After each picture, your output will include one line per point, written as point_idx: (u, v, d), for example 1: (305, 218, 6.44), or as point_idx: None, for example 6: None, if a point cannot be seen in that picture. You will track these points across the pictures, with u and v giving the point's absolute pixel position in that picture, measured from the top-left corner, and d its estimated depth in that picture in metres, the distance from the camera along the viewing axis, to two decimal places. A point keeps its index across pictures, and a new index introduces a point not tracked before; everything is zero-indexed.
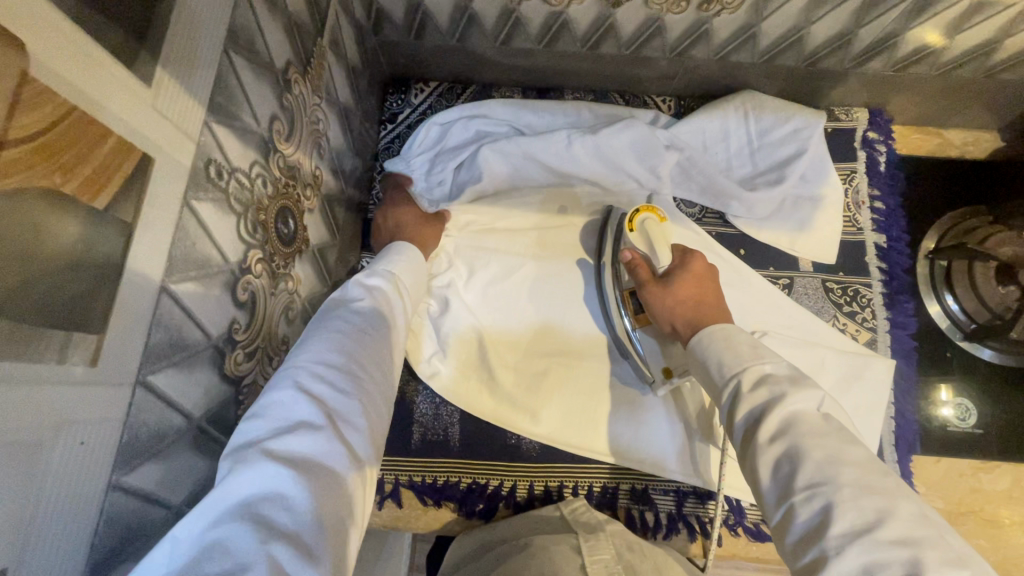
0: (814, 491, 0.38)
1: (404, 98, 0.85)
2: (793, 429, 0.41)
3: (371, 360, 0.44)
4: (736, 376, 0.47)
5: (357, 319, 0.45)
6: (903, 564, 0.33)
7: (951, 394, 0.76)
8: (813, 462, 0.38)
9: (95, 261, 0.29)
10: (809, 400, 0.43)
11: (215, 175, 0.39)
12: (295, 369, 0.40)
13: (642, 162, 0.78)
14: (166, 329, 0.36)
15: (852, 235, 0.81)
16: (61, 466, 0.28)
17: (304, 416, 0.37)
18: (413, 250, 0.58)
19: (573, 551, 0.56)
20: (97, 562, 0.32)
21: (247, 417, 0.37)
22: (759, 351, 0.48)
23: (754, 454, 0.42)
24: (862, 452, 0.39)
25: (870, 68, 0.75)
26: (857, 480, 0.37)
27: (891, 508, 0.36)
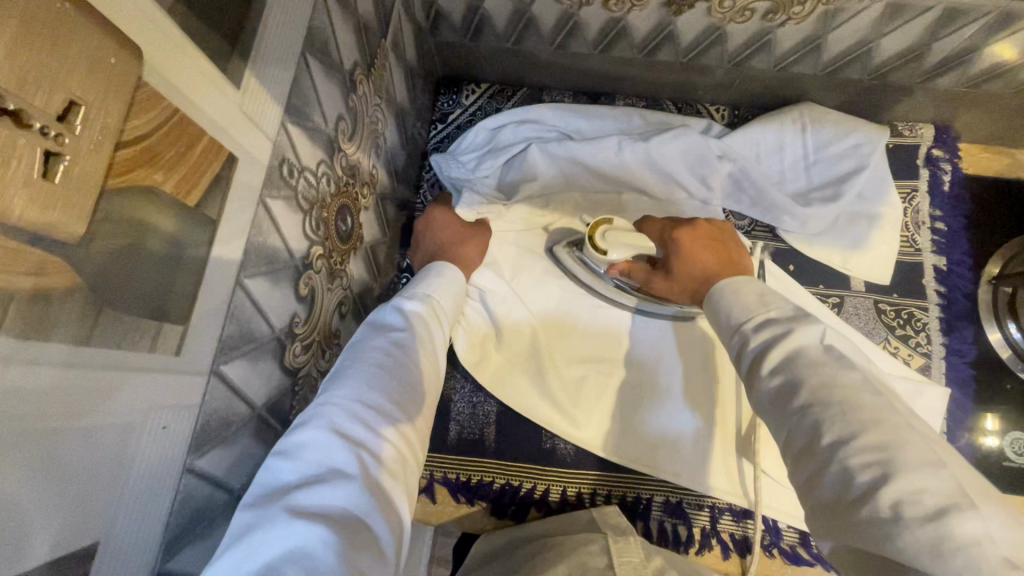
0: (805, 411, 0.36)
1: (455, 99, 0.86)
2: (794, 363, 0.39)
3: (409, 396, 0.43)
4: (740, 327, 0.45)
5: (395, 351, 0.44)
6: (882, 465, 0.32)
7: (997, 424, 0.72)
8: (808, 386, 0.37)
9: (186, 254, 0.31)
10: (811, 334, 0.40)
11: (288, 173, 0.41)
12: (330, 408, 0.39)
13: (693, 171, 0.77)
14: (238, 321, 0.37)
15: (910, 256, 0.78)
16: (148, 448, 0.30)
17: (338, 461, 0.36)
18: (454, 274, 0.57)
19: (600, 549, 0.55)
20: (169, 543, 0.33)
21: (280, 460, 0.36)
22: (766, 299, 0.46)
23: (757, 386, 0.41)
24: (858, 374, 0.37)
25: (940, 84, 0.72)
26: (847, 397, 0.35)
27: (878, 420, 0.34)
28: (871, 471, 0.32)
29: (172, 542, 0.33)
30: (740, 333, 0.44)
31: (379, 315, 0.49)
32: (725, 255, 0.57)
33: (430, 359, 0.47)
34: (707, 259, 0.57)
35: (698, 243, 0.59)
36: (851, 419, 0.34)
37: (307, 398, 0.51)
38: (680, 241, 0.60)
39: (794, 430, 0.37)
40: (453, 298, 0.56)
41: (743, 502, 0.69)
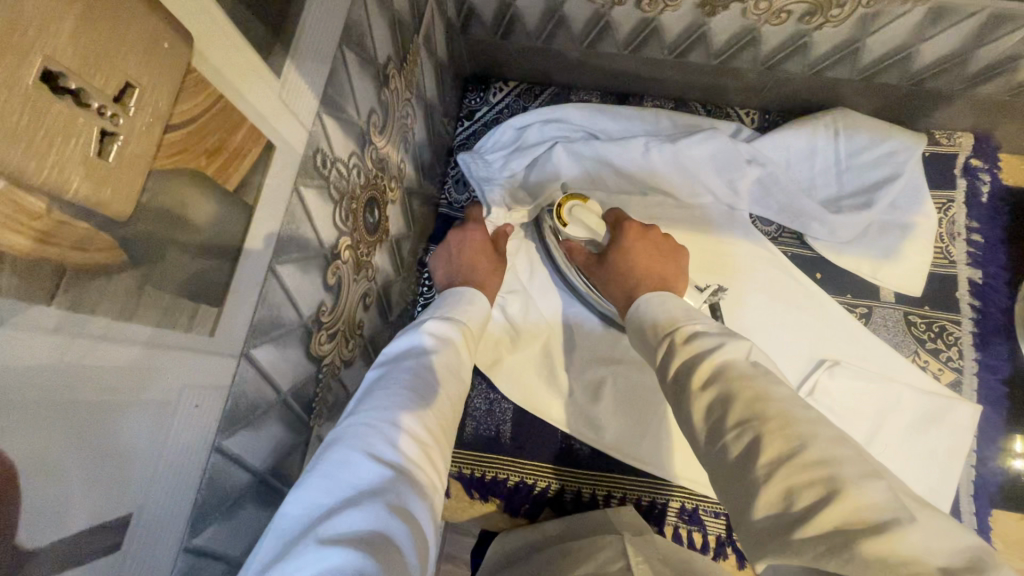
0: (743, 428, 0.35)
1: (483, 96, 0.86)
2: (728, 372, 0.39)
3: (435, 420, 0.44)
4: (667, 336, 0.48)
5: (422, 376, 0.46)
6: (824, 483, 0.30)
7: None
8: (742, 401, 0.37)
9: (222, 237, 0.31)
10: (738, 346, 0.42)
11: (321, 163, 0.42)
12: (359, 429, 0.39)
13: (721, 175, 0.77)
14: (269, 307, 0.38)
15: (943, 268, 0.76)
16: (181, 425, 0.30)
17: (369, 482, 0.35)
18: (479, 299, 0.59)
19: (619, 552, 0.55)
20: (195, 520, 0.34)
21: (312, 482, 0.36)
22: (693, 313, 0.49)
23: (689, 401, 0.41)
24: (785, 391, 0.37)
25: (983, 91, 0.70)
26: (782, 411, 0.35)
27: (813, 434, 0.33)
28: (813, 490, 0.30)
29: (200, 518, 0.34)
30: (666, 341, 0.47)
31: (407, 340, 0.51)
32: (656, 267, 0.64)
33: (455, 381, 0.49)
34: (642, 262, 0.64)
35: (638, 242, 0.66)
36: (790, 433, 0.33)
37: (329, 386, 0.51)
38: (627, 230, 0.68)
39: (733, 448, 0.35)
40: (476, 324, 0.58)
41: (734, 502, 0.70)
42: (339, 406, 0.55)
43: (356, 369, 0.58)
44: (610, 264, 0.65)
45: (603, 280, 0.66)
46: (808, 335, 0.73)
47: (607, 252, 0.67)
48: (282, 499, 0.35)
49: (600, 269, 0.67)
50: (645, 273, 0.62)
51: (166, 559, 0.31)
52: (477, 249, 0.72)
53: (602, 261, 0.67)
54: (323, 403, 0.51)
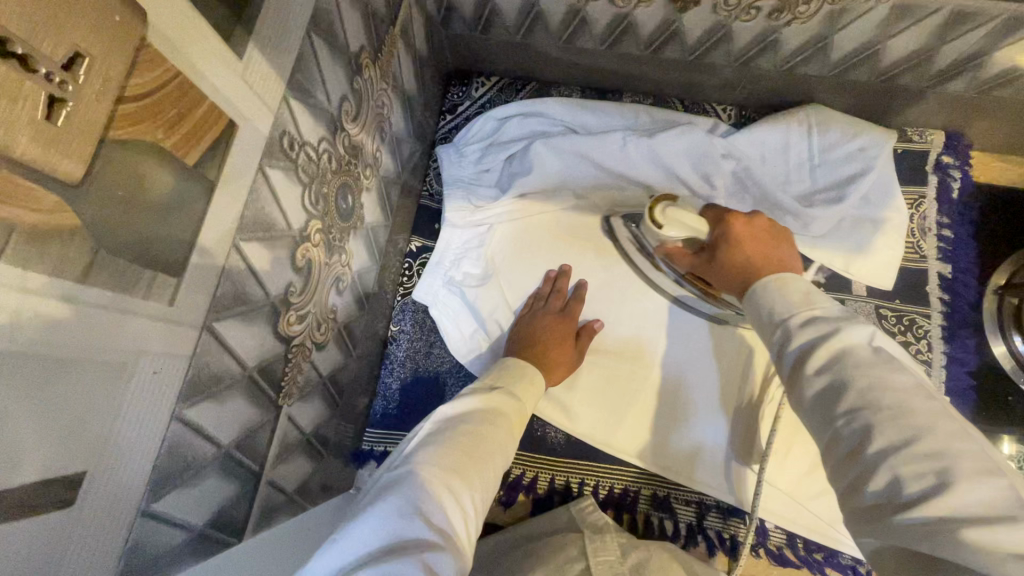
0: (854, 415, 0.37)
1: (465, 90, 0.88)
2: (845, 360, 0.40)
3: (478, 486, 0.46)
4: (786, 321, 0.45)
5: (470, 439, 0.48)
6: (936, 474, 0.32)
7: (1013, 447, 0.71)
8: (856, 389, 0.38)
9: (181, 209, 0.32)
10: (860, 334, 0.41)
11: (288, 146, 0.43)
12: (394, 486, 0.42)
13: (696, 169, 0.79)
14: (232, 282, 0.39)
15: (914, 262, 0.77)
16: (139, 389, 0.32)
17: (411, 535, 0.38)
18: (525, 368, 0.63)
19: (579, 554, 0.59)
20: (154, 486, 0.35)
21: (364, 526, 0.38)
22: (813, 296, 0.46)
23: (800, 385, 0.41)
24: (908, 379, 0.37)
25: (950, 88, 0.71)
26: (898, 401, 0.36)
27: (932, 427, 0.34)
28: (924, 481, 0.32)
29: (160, 484, 0.35)
30: (785, 328, 0.44)
31: (456, 404, 0.54)
32: (773, 252, 0.57)
33: (500, 449, 0.51)
34: (756, 251, 0.57)
35: (749, 238, 0.58)
36: (904, 424, 0.35)
37: (300, 366, 0.53)
38: (732, 230, 0.60)
39: (839, 435, 0.37)
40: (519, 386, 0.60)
41: (712, 492, 0.71)
42: (312, 387, 0.56)
43: (330, 352, 0.59)
44: (721, 259, 0.59)
45: (718, 274, 0.60)
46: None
47: (715, 256, 0.60)
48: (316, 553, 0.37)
49: (714, 273, 0.61)
50: (763, 261, 0.55)
51: (122, 521, 0.32)
52: (559, 330, 0.72)
53: (711, 257, 0.61)
54: (294, 383, 0.52)
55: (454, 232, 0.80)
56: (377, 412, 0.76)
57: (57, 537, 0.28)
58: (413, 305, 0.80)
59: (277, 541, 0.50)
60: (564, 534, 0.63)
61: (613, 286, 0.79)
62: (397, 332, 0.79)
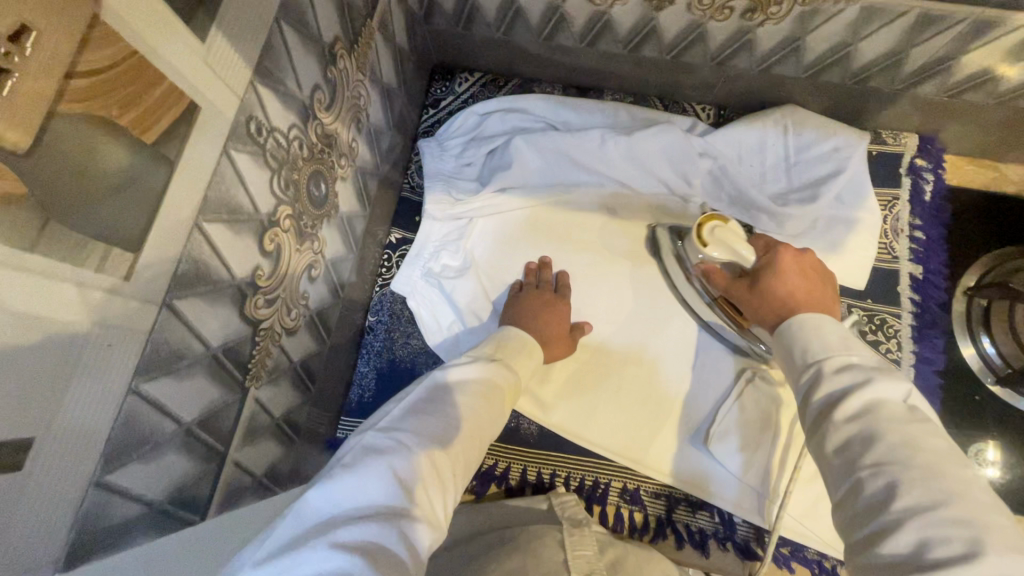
0: (879, 469, 0.39)
1: (448, 86, 0.89)
2: (875, 411, 0.42)
3: (463, 455, 0.46)
4: (818, 361, 0.48)
5: (461, 410, 0.49)
6: (965, 542, 0.33)
7: (998, 454, 0.72)
8: (887, 442, 0.39)
9: (138, 187, 0.33)
10: (896, 390, 0.43)
11: (255, 131, 0.44)
12: (393, 445, 0.43)
13: (674, 167, 0.80)
14: (194, 262, 0.40)
15: (886, 263, 0.78)
16: (92, 360, 0.32)
17: (388, 500, 0.39)
18: (524, 336, 0.63)
19: (557, 544, 0.58)
20: (109, 456, 0.35)
21: (344, 484, 0.39)
22: (849, 342, 0.48)
23: (826, 428, 0.43)
24: (942, 444, 0.39)
25: (922, 91, 0.73)
26: (928, 463, 0.38)
27: (963, 494, 0.36)
28: (951, 546, 0.33)
29: (111, 457, 0.36)
30: (817, 367, 0.47)
31: (454, 367, 0.54)
32: (816, 293, 0.58)
33: (490, 418, 0.51)
34: (798, 286, 0.58)
35: (794, 271, 0.59)
36: (935, 488, 0.36)
37: (268, 350, 0.53)
38: (781, 259, 0.60)
39: (862, 486, 0.39)
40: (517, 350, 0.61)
41: (682, 487, 0.72)
42: (281, 371, 0.57)
43: (301, 338, 0.60)
44: (761, 289, 0.60)
45: (751, 301, 0.62)
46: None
47: (757, 281, 0.61)
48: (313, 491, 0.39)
49: (748, 296, 0.62)
50: (806, 299, 0.57)
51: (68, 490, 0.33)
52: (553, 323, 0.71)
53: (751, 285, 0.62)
54: (262, 367, 0.52)
55: (434, 224, 0.80)
56: (353, 401, 0.76)
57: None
58: (391, 296, 0.81)
59: (236, 523, 0.51)
60: (541, 527, 0.62)
61: (590, 281, 0.80)
62: (375, 323, 0.79)
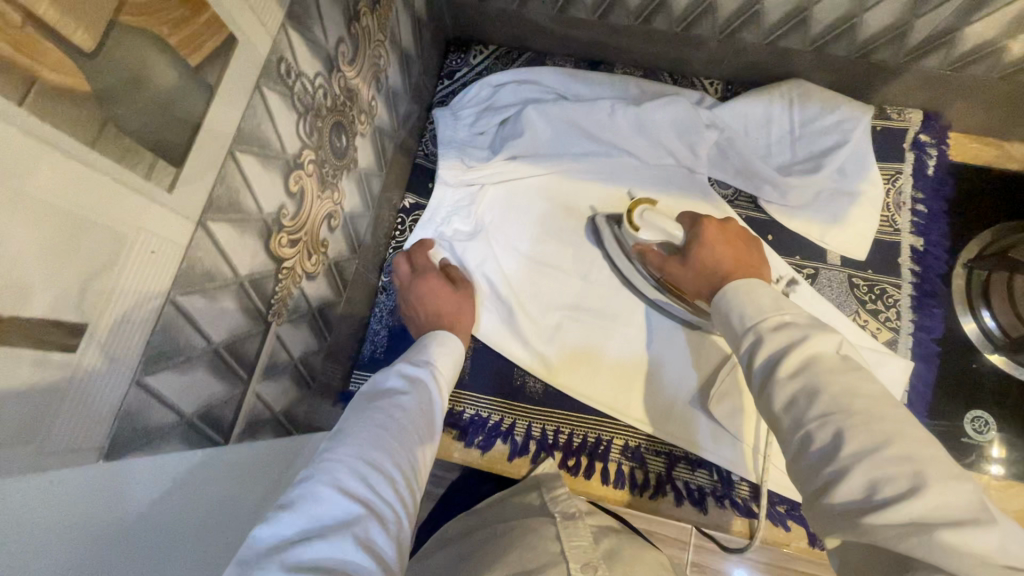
0: (825, 420, 0.41)
1: (463, 58, 0.92)
2: (813, 367, 0.44)
3: (405, 454, 0.51)
4: (755, 325, 0.49)
5: (396, 413, 0.54)
6: (908, 480, 0.36)
7: (1002, 453, 0.72)
8: (827, 395, 0.41)
9: (182, 107, 0.36)
10: (830, 342, 0.45)
11: (285, 72, 0.47)
12: (328, 466, 0.46)
13: (681, 138, 0.82)
14: (228, 188, 0.42)
15: (888, 235, 0.80)
16: (138, 263, 0.35)
17: (331, 521, 0.42)
18: (454, 340, 0.67)
19: (552, 537, 0.59)
20: (147, 359, 0.38)
21: (286, 513, 0.42)
22: (780, 302, 0.50)
23: (771, 389, 0.45)
24: (875, 387, 0.42)
25: (926, 64, 0.74)
26: (869, 407, 0.40)
27: (900, 433, 0.38)
28: (896, 485, 0.36)
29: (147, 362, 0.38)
30: (755, 331, 0.49)
31: (384, 376, 0.59)
32: (744, 258, 0.62)
33: (426, 418, 0.56)
34: (724, 253, 0.62)
35: (717, 238, 0.63)
36: (875, 430, 0.39)
37: (290, 290, 0.56)
38: (705, 233, 0.64)
39: (809, 440, 0.41)
40: (454, 355, 0.67)
41: (683, 445, 0.74)
42: (301, 314, 0.60)
43: (320, 285, 0.63)
44: (692, 266, 0.63)
45: (686, 276, 0.65)
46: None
47: (688, 256, 0.64)
48: (256, 525, 0.41)
49: (681, 271, 0.65)
50: (734, 266, 0.60)
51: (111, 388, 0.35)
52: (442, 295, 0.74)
53: (683, 260, 0.65)
54: (283, 305, 0.55)
55: (446, 189, 0.82)
56: (365, 356, 0.79)
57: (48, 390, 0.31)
58: None
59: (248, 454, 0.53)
60: (536, 519, 0.63)
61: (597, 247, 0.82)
62: (388, 283, 0.82)
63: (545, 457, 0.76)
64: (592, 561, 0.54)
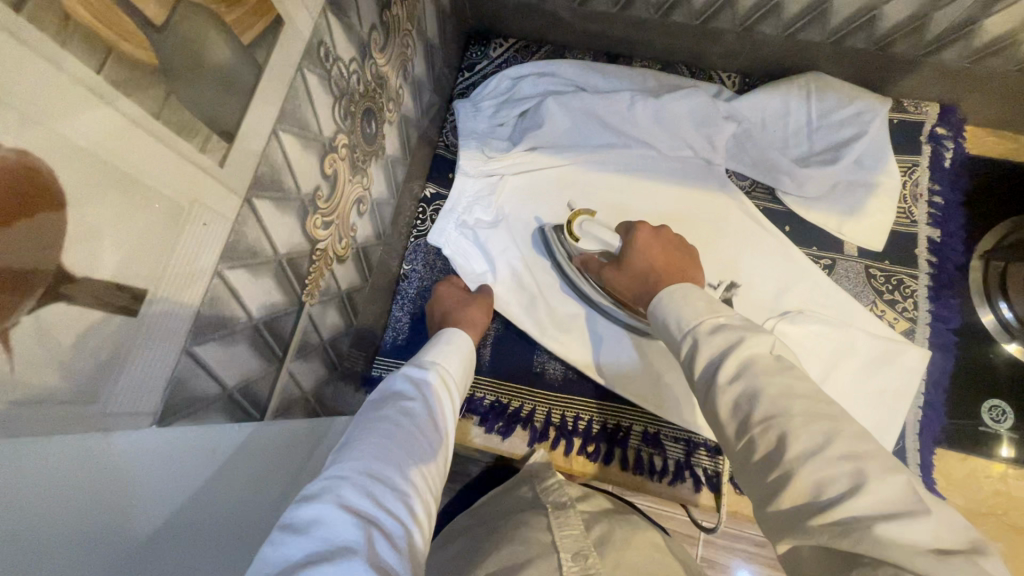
0: (769, 423, 0.41)
1: (483, 51, 0.93)
2: (749, 370, 0.44)
3: (409, 462, 0.49)
4: (692, 329, 0.51)
5: (399, 423, 0.53)
6: (849, 476, 0.36)
7: (1012, 452, 0.72)
8: (768, 397, 0.42)
9: (234, 85, 0.37)
10: (763, 342, 0.46)
11: (324, 56, 0.48)
12: (332, 479, 0.45)
13: (699, 130, 0.83)
14: (271, 167, 0.44)
15: (905, 227, 0.81)
16: (193, 235, 0.36)
17: (336, 529, 0.40)
18: (459, 338, 0.68)
19: (544, 527, 0.60)
20: (196, 331, 0.39)
21: (290, 526, 0.40)
22: (716, 306, 0.52)
23: (715, 396, 0.45)
24: (811, 385, 0.43)
25: (944, 57, 0.75)
26: (806, 407, 0.41)
27: (839, 431, 0.39)
28: (839, 483, 0.36)
29: (161, 334, 0.36)
30: (692, 334, 0.50)
31: (387, 387, 0.59)
32: (674, 262, 0.65)
33: (430, 425, 0.55)
34: (657, 256, 0.65)
35: (652, 241, 0.67)
36: (815, 429, 0.39)
37: (323, 271, 0.57)
38: (638, 236, 0.68)
39: (758, 445, 0.41)
40: (458, 361, 0.66)
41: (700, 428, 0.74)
42: (331, 296, 0.61)
43: (349, 269, 0.64)
44: (628, 269, 0.66)
45: (624, 283, 0.68)
46: (768, 280, 0.80)
47: (624, 259, 0.68)
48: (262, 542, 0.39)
49: (620, 277, 0.68)
50: (664, 270, 0.63)
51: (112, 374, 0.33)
52: (453, 296, 0.77)
53: (619, 266, 0.68)
54: (316, 286, 0.56)
55: (467, 179, 0.83)
56: (389, 342, 0.81)
57: (82, 376, 0.31)
58: (425, 247, 0.85)
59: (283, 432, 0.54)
60: (526, 512, 0.64)
61: None
62: (409, 271, 0.84)
63: (564, 443, 0.77)
64: (582, 550, 0.55)
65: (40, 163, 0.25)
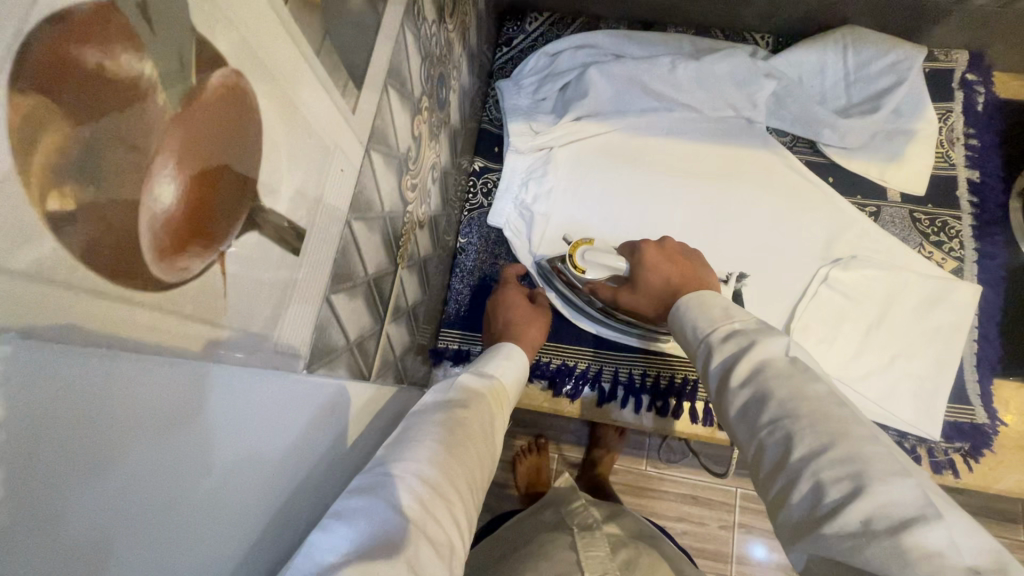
0: (777, 424, 0.41)
1: (519, 26, 0.94)
2: (761, 374, 0.44)
3: (468, 475, 0.43)
4: (707, 336, 0.51)
5: (465, 422, 0.46)
6: (852, 478, 0.35)
7: None
8: (778, 399, 0.42)
9: (361, 34, 0.38)
10: (776, 345, 0.46)
11: (416, 15, 0.49)
12: (392, 470, 0.39)
13: (740, 88, 0.85)
14: (381, 121, 0.44)
15: (944, 169, 0.84)
16: (338, 178, 0.38)
17: (389, 534, 0.34)
18: (518, 352, 0.64)
19: (569, 547, 0.65)
20: (334, 279, 0.41)
21: (332, 523, 0.34)
22: (730, 311, 0.52)
23: (727, 398, 0.46)
24: (823, 388, 0.42)
25: (975, 4, 0.78)
26: (813, 408, 0.40)
27: (845, 432, 0.38)
28: (841, 486, 0.35)
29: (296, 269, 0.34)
30: (707, 342, 0.51)
31: (448, 379, 0.52)
32: (688, 271, 0.64)
33: (490, 435, 0.49)
34: (667, 276, 0.64)
35: (659, 261, 0.66)
36: (822, 431, 0.38)
37: (410, 235, 0.59)
38: (645, 257, 0.67)
39: (766, 446, 0.41)
40: (515, 371, 0.61)
41: None
42: (415, 261, 0.62)
43: (425, 236, 0.65)
44: (641, 289, 0.66)
45: (637, 302, 0.67)
46: (819, 228, 0.82)
47: (635, 280, 0.67)
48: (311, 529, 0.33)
49: (635, 297, 0.68)
50: (681, 281, 0.63)
51: (92, 443, 0.20)
52: (517, 305, 0.75)
53: (632, 288, 0.68)
54: (405, 249, 0.57)
55: (518, 157, 0.85)
56: (451, 314, 0.82)
57: (268, 311, 0.31)
58: (479, 220, 0.87)
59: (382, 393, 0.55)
60: (554, 533, 0.69)
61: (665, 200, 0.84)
62: (466, 244, 0.85)
63: (633, 401, 0.78)
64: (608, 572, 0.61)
65: (249, 86, 0.26)
